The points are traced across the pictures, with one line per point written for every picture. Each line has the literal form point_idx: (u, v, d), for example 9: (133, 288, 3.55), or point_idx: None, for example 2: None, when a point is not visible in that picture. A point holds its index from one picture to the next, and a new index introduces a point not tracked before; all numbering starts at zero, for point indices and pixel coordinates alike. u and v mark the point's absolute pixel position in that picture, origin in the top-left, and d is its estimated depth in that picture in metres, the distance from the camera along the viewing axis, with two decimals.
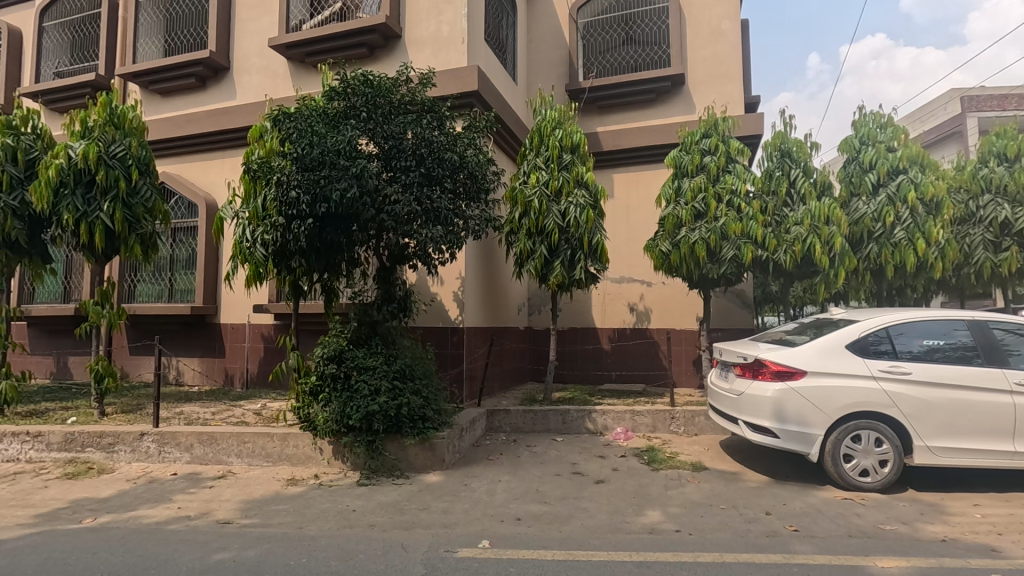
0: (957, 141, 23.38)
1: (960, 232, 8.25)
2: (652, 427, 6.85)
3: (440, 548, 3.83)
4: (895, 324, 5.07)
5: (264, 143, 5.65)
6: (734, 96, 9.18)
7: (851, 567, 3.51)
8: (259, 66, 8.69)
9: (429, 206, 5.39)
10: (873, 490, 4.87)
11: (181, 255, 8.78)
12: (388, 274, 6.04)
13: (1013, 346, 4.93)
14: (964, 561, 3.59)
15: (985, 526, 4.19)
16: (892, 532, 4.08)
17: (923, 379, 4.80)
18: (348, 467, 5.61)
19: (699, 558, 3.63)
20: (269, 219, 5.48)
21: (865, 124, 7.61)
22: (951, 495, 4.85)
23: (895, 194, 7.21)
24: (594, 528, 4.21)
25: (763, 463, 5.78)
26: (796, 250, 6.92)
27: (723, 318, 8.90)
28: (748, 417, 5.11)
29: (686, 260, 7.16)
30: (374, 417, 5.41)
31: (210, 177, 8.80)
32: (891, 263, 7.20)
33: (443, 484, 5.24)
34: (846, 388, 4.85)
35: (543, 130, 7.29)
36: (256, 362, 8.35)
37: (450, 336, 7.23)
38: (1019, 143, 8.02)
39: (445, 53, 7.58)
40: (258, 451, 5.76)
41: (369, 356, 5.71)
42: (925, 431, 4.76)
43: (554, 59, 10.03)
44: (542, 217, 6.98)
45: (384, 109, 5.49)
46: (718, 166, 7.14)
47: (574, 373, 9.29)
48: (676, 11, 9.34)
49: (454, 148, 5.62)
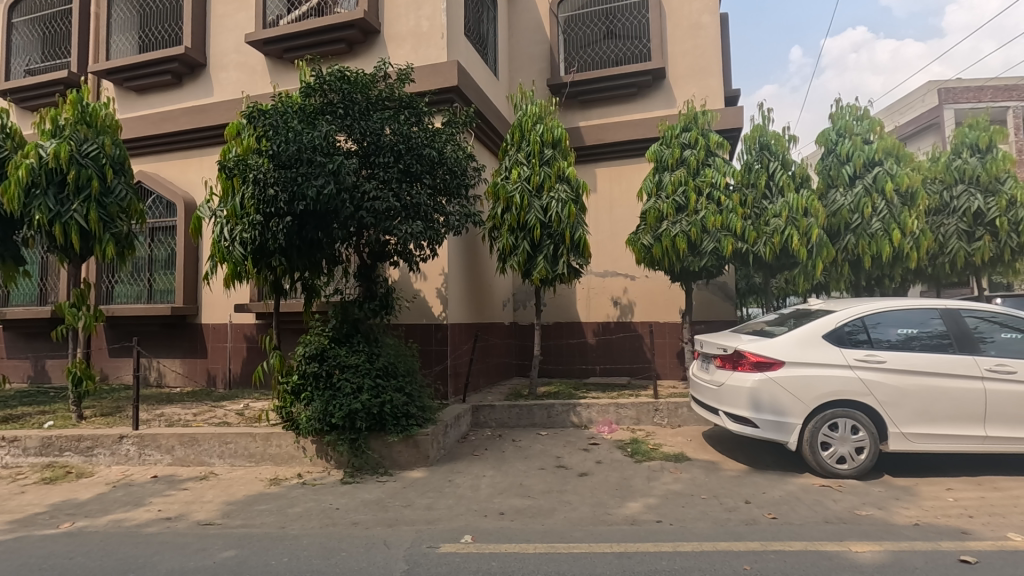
0: (934, 132, 23.72)
1: (935, 222, 8.40)
2: (636, 419, 6.92)
3: (423, 544, 3.85)
4: (871, 313, 5.16)
5: (241, 141, 5.55)
6: (714, 90, 9.24)
7: (826, 552, 3.58)
8: (236, 63, 8.56)
9: (408, 201, 5.40)
10: (849, 477, 4.96)
11: (159, 255, 8.67)
12: (369, 272, 6.06)
13: (985, 332, 5.04)
14: (934, 544, 3.67)
15: (957, 509, 4.29)
16: (867, 517, 4.17)
17: (898, 367, 4.90)
18: (332, 465, 5.60)
19: (678, 548, 3.67)
20: (246, 218, 5.38)
21: (843, 115, 7.68)
22: (924, 480, 4.96)
23: (872, 185, 7.32)
24: (577, 521, 4.25)
25: (743, 452, 5.86)
26: (775, 242, 7.03)
27: (706, 311, 8.99)
28: (728, 408, 5.17)
29: (668, 253, 7.18)
30: (357, 415, 5.41)
31: (189, 175, 8.68)
32: (869, 253, 7.32)
33: (427, 480, 5.24)
34: (824, 377, 4.93)
35: (524, 125, 7.28)
36: (239, 362, 8.29)
37: (434, 332, 7.22)
38: (990, 135, 8.23)
39: (424, 48, 7.54)
40: (241, 451, 5.72)
41: (351, 354, 5.71)
42: (901, 418, 4.86)
43: (535, 54, 10.00)
44: (524, 212, 7.00)
45: (362, 105, 5.46)
46: (698, 160, 7.20)
47: (559, 368, 9.33)
48: (656, 6, 9.37)
49: (433, 144, 5.62)
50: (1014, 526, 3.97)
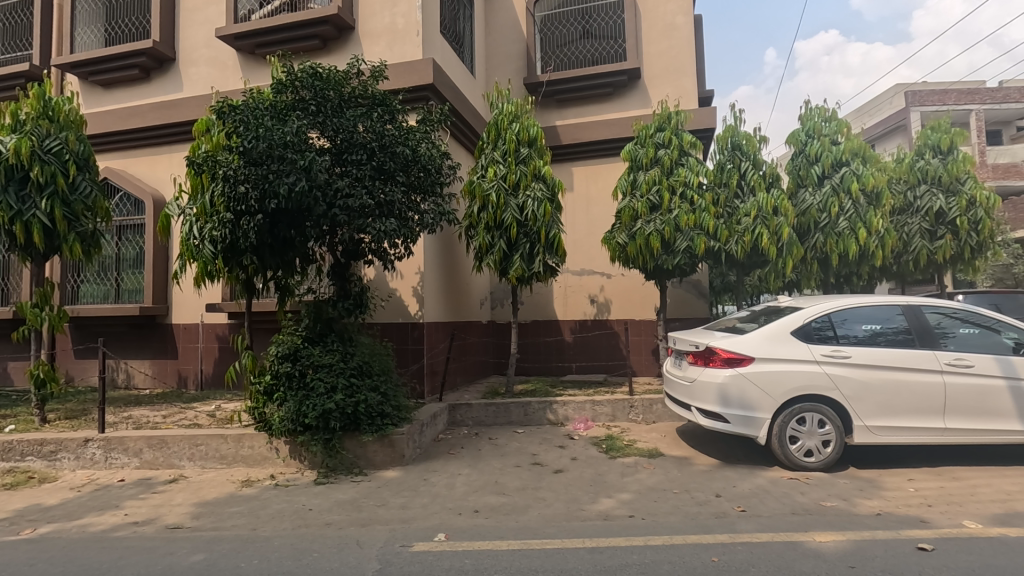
0: (901, 134, 24.38)
1: (899, 221, 8.65)
2: (611, 416, 7.00)
3: (396, 543, 3.84)
4: (839, 310, 5.29)
5: (211, 138, 5.47)
6: (688, 90, 9.37)
7: (791, 542, 3.68)
8: (207, 57, 8.40)
9: (382, 199, 5.36)
10: (816, 469, 5.10)
11: (128, 254, 8.47)
12: (342, 270, 6.01)
13: (946, 328, 5.20)
14: (894, 533, 3.79)
15: (917, 499, 4.45)
16: (832, 508, 4.28)
17: (863, 362, 5.04)
18: (306, 465, 5.55)
19: (649, 542, 3.73)
20: (216, 215, 5.28)
21: (811, 117, 7.86)
22: (887, 471, 5.12)
23: (840, 185, 7.51)
24: (551, 517, 4.28)
25: (715, 447, 5.98)
26: (746, 241, 7.18)
27: (680, 308, 9.12)
28: (700, 404, 5.27)
29: (642, 251, 7.27)
30: (331, 415, 5.36)
31: (158, 172, 8.50)
32: (836, 251, 7.51)
33: (401, 479, 5.22)
34: (793, 373, 5.05)
35: (500, 123, 7.27)
36: (211, 362, 8.14)
37: (410, 331, 7.19)
38: (951, 137, 8.51)
39: (400, 45, 7.49)
40: (212, 453, 5.63)
41: (325, 353, 5.65)
42: (865, 412, 5.00)
43: (512, 52, 10.01)
44: (500, 210, 7.01)
45: (335, 102, 5.42)
46: (671, 159, 7.28)
47: (536, 366, 9.38)
48: (631, 7, 9.47)
49: (407, 142, 5.60)
50: (970, 514, 4.13)
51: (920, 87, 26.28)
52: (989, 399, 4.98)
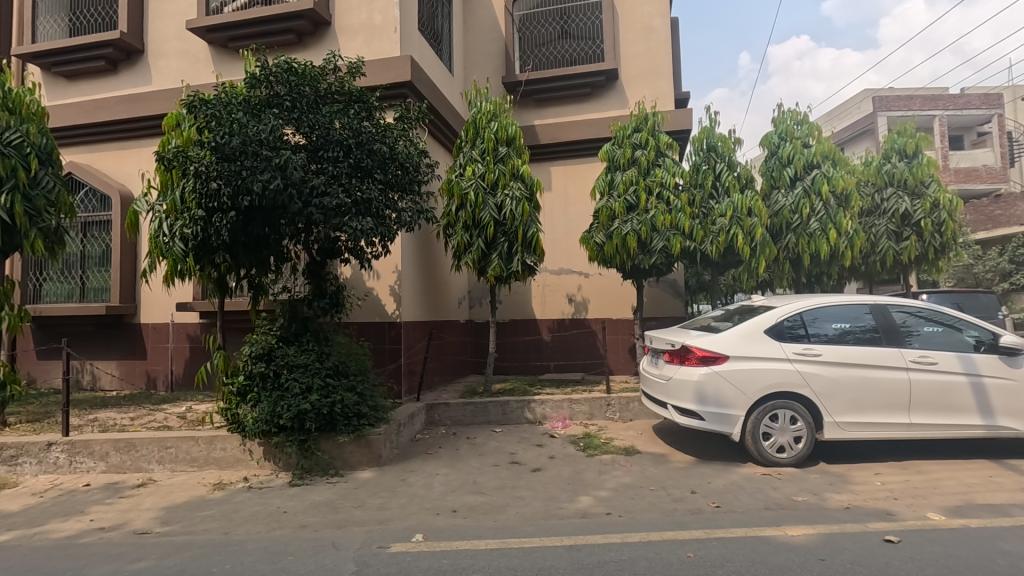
0: (869, 138, 25.06)
1: (867, 223, 8.89)
2: (589, 414, 7.04)
3: (373, 544, 3.80)
4: (809, 309, 5.41)
5: (181, 132, 5.33)
6: (665, 92, 9.47)
7: (764, 537, 3.75)
8: (177, 50, 8.18)
9: (359, 197, 5.30)
10: (788, 465, 5.21)
11: (93, 251, 8.20)
12: (318, 269, 5.93)
13: (911, 326, 5.36)
14: (862, 526, 3.90)
15: (884, 492, 4.58)
16: (804, 502, 4.38)
17: (833, 360, 5.17)
18: (281, 467, 5.45)
19: (627, 538, 3.76)
20: (188, 212, 5.14)
21: (784, 120, 8.03)
22: (856, 466, 5.27)
23: (811, 186, 7.69)
24: (529, 515, 4.29)
25: (691, 444, 6.07)
26: (721, 241, 7.31)
27: (657, 308, 9.22)
28: (676, 401, 5.35)
29: (619, 251, 7.34)
30: (306, 415, 5.28)
31: (126, 168, 8.25)
32: (808, 251, 7.69)
33: (378, 480, 5.16)
34: (766, 371, 5.15)
35: (478, 122, 7.25)
36: (181, 363, 7.95)
37: (387, 330, 7.13)
38: (916, 141, 8.78)
39: (377, 42, 7.41)
40: (183, 455, 5.50)
41: (300, 353, 5.56)
42: (835, 408, 5.13)
43: (490, 51, 9.99)
44: (478, 209, 7.00)
45: (311, 99, 5.34)
46: (648, 160, 7.36)
47: (514, 365, 9.39)
48: (609, 7, 9.52)
49: (384, 139, 5.54)
50: (934, 506, 4.27)
51: (887, 92, 27.10)
52: (951, 396, 5.15)
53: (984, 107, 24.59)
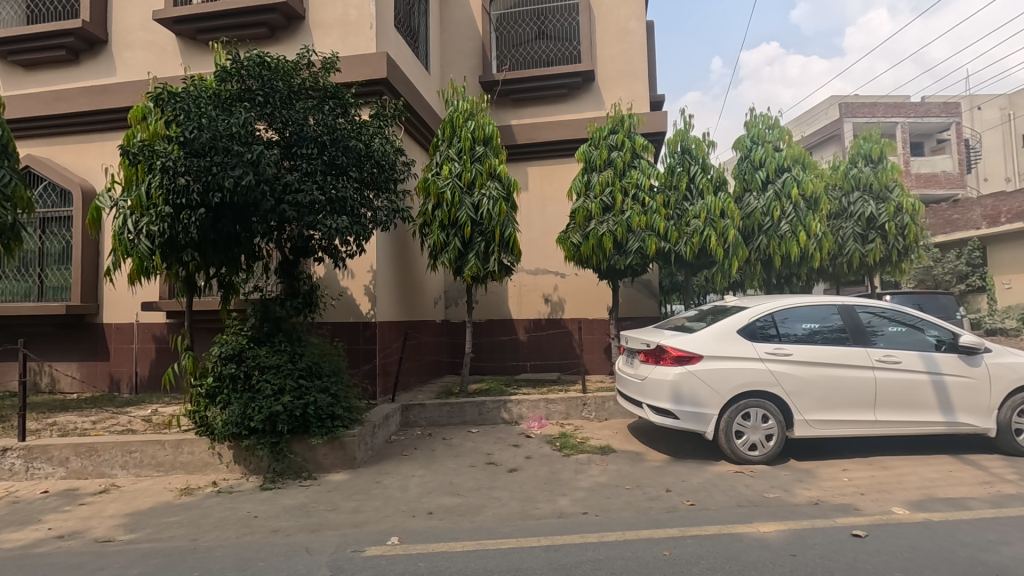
0: (836, 143, 25.79)
1: (835, 225, 9.14)
2: (565, 414, 7.07)
3: (348, 548, 3.73)
4: (780, 309, 5.53)
5: (147, 126, 5.14)
6: (641, 94, 9.57)
7: (737, 534, 3.81)
8: (143, 41, 7.92)
9: (333, 195, 5.22)
10: (760, 462, 5.31)
11: (52, 248, 7.88)
12: (291, 268, 5.82)
13: (876, 326, 5.52)
14: (830, 521, 4.00)
15: (851, 488, 4.70)
16: (775, 499, 4.47)
17: (802, 359, 5.29)
18: (251, 471, 5.32)
19: (603, 538, 3.78)
20: (154, 208, 4.96)
21: (756, 124, 8.20)
22: (824, 463, 5.40)
23: (782, 189, 7.87)
24: (506, 516, 4.27)
25: (665, 443, 6.13)
26: (695, 242, 7.42)
27: (632, 308, 9.31)
28: (651, 401, 5.41)
29: (595, 251, 7.38)
30: (278, 417, 5.17)
31: (87, 162, 7.95)
32: (779, 253, 7.86)
33: (352, 483, 5.08)
34: (738, 370, 5.24)
35: (455, 121, 7.21)
36: (147, 364, 7.70)
37: (362, 331, 7.03)
38: (881, 147, 9.06)
39: (353, 37, 7.30)
40: (147, 460, 5.32)
41: (272, 354, 5.43)
42: (805, 406, 5.25)
43: (467, 50, 9.94)
44: (455, 209, 6.96)
45: (284, 94, 5.23)
46: (624, 161, 7.42)
47: (490, 365, 9.38)
48: (585, 9, 9.58)
49: (360, 136, 5.46)
50: (898, 501, 4.40)
51: (852, 99, 27.97)
52: (914, 393, 5.32)
53: (944, 115, 25.54)
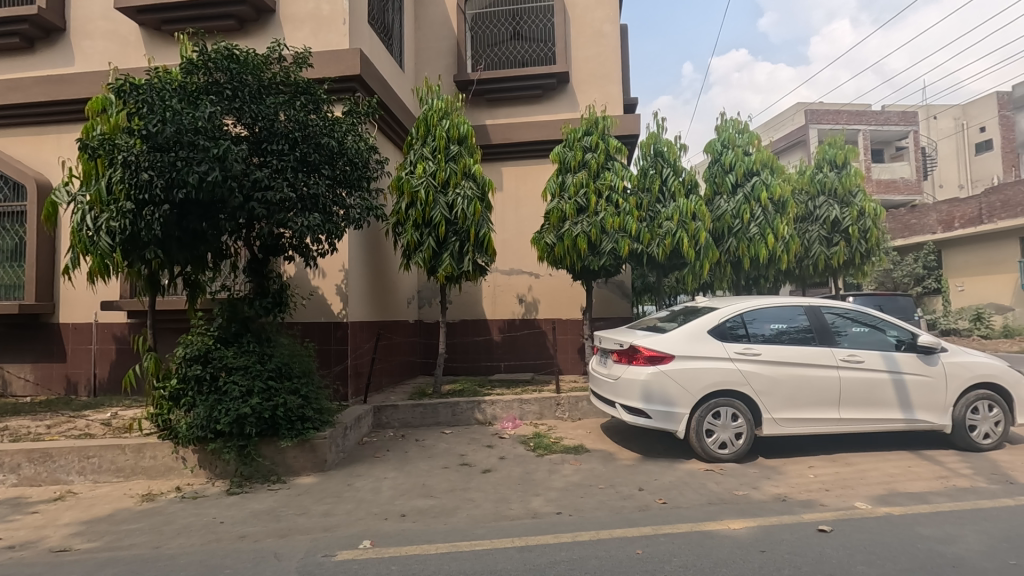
0: (802, 149, 26.52)
1: (801, 229, 9.39)
2: (539, 414, 7.08)
3: (319, 553, 3.66)
4: (749, 310, 5.65)
5: (107, 118, 4.94)
6: (615, 97, 9.66)
7: (708, 531, 3.87)
8: (104, 30, 7.64)
9: (305, 192, 5.11)
10: (729, 460, 5.41)
11: (4, 245, 7.52)
12: (260, 266, 5.69)
13: (840, 327, 5.68)
14: (797, 517, 4.09)
15: (816, 484, 4.83)
16: (744, 496, 4.56)
17: (770, 359, 5.41)
18: (217, 476, 5.17)
19: (577, 538, 3.79)
20: (114, 204, 4.76)
21: (726, 128, 8.37)
22: (791, 460, 5.53)
23: (751, 193, 8.05)
24: (480, 517, 4.25)
25: (637, 442, 6.20)
26: (667, 244, 7.51)
27: (605, 308, 9.40)
28: (624, 400, 5.46)
29: (569, 252, 7.42)
30: (246, 420, 5.03)
31: (43, 154, 7.62)
32: (747, 255, 8.04)
33: (323, 486, 4.98)
34: (709, 370, 5.33)
35: (429, 119, 7.14)
36: (106, 366, 7.42)
37: (333, 331, 6.91)
38: (845, 153, 9.34)
39: (325, 33, 7.17)
40: (106, 465, 5.12)
41: (239, 355, 5.29)
42: (773, 405, 5.38)
43: (442, 48, 9.88)
44: (429, 208, 6.90)
45: (253, 88, 5.10)
46: (598, 163, 7.47)
47: (464, 365, 9.34)
48: (560, 11, 9.62)
49: (332, 133, 5.36)
50: (861, 496, 4.54)
51: (817, 106, 28.83)
52: (876, 391, 5.49)
53: (902, 124, 26.52)
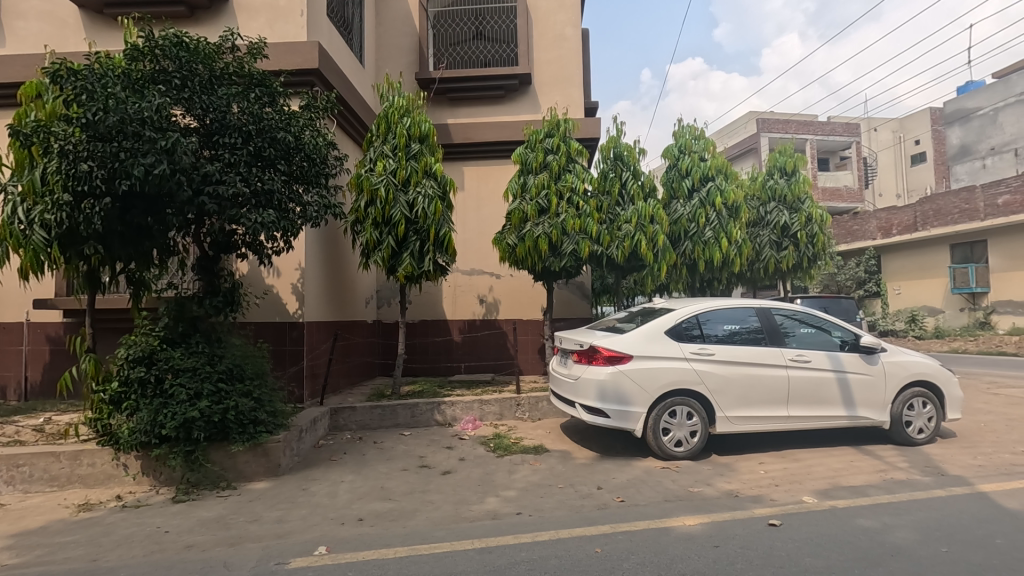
0: (753, 156, 27.51)
1: (753, 233, 9.74)
2: (499, 414, 7.08)
3: (271, 561, 3.53)
4: (703, 311, 5.81)
5: (43, 105, 4.61)
6: (576, 100, 9.76)
7: (664, 528, 3.95)
8: (39, 11, 7.18)
9: (259, 187, 4.94)
10: (684, 458, 5.55)
11: None
12: (210, 264, 5.49)
13: (789, 328, 5.91)
14: (748, 512, 4.23)
15: (767, 479, 5.01)
16: (699, 493, 4.68)
17: (724, 359, 5.58)
18: (162, 483, 4.93)
19: (537, 538, 3.80)
20: (50, 195, 4.47)
21: (683, 134, 8.61)
22: (743, 457, 5.72)
23: (706, 198, 8.29)
24: (439, 520, 4.21)
25: (596, 441, 6.27)
26: (626, 246, 7.62)
27: (566, 309, 9.49)
28: (583, 400, 5.52)
29: (530, 253, 7.43)
30: (194, 424, 4.82)
31: None
32: (703, 258, 8.27)
33: (276, 491, 4.83)
34: (666, 369, 5.44)
35: (390, 117, 7.04)
36: (39, 368, 6.97)
37: (288, 331, 6.71)
38: (794, 161, 9.74)
39: (281, 23, 6.96)
40: (39, 474, 4.82)
41: (187, 356, 5.06)
42: (725, 404, 5.54)
43: (402, 46, 9.76)
44: (388, 207, 6.78)
45: (204, 78, 4.90)
46: (560, 165, 7.53)
47: (423, 366, 9.24)
48: (523, 12, 9.65)
49: (288, 127, 5.20)
50: (807, 490, 4.74)
51: (768, 116, 29.99)
52: (821, 390, 5.74)
53: (846, 135, 27.85)
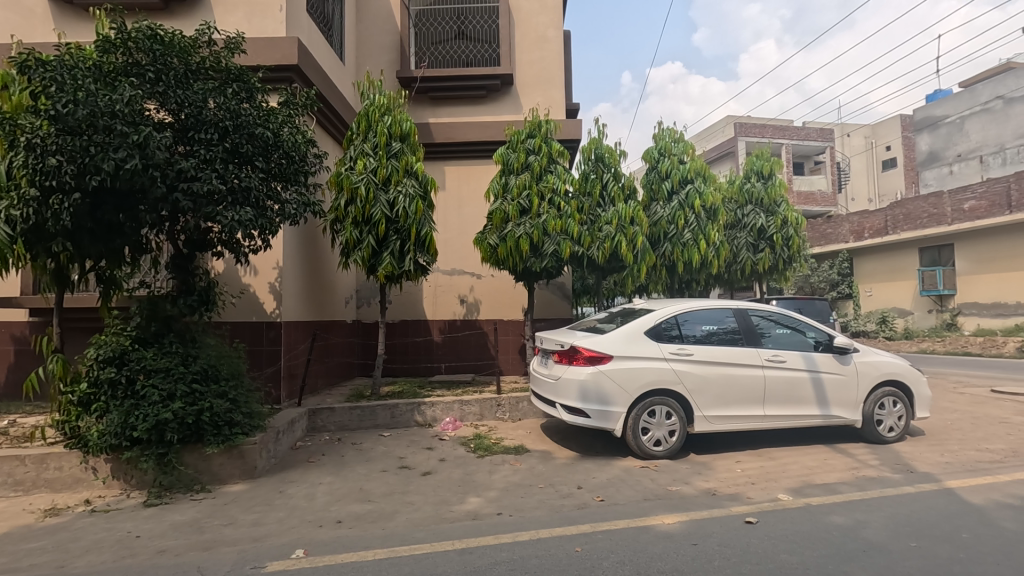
0: (731, 160, 27.95)
1: (731, 235, 9.89)
2: (479, 415, 7.06)
3: (247, 565, 3.47)
4: (682, 312, 5.88)
5: (9, 97, 4.50)
6: (558, 101, 9.79)
7: (644, 527, 3.99)
8: None
9: (235, 184, 4.84)
10: (663, 457, 5.61)
11: None
12: (184, 262, 5.38)
13: (765, 329, 6.01)
14: (725, 510, 4.29)
15: (743, 478, 5.09)
16: (677, 492, 4.73)
17: (702, 359, 5.66)
18: (133, 486, 4.81)
19: (517, 538, 3.80)
20: (16, 190, 4.33)
21: (663, 137, 8.71)
22: (720, 455, 5.80)
23: (685, 200, 8.40)
24: (419, 521, 4.18)
25: (576, 441, 6.30)
26: (607, 247, 7.67)
27: (546, 309, 9.51)
28: (563, 400, 5.53)
29: (512, 253, 7.43)
30: (167, 426, 4.70)
31: None
32: (682, 259, 8.37)
33: (252, 494, 4.74)
34: (645, 369, 5.49)
35: (371, 115, 6.97)
36: (3, 369, 6.74)
37: (265, 331, 6.60)
38: (771, 165, 9.93)
39: (260, 18, 6.85)
40: (2, 479, 4.67)
41: (160, 356, 4.94)
42: (703, 403, 5.61)
43: (384, 43, 9.69)
44: (369, 206, 6.72)
45: (179, 72, 4.80)
46: (541, 166, 7.55)
47: (403, 366, 9.17)
48: (505, 13, 9.65)
49: (266, 124, 5.11)
50: (782, 488, 4.83)
51: (745, 120, 30.51)
52: (796, 389, 5.85)
53: (820, 140, 28.46)
